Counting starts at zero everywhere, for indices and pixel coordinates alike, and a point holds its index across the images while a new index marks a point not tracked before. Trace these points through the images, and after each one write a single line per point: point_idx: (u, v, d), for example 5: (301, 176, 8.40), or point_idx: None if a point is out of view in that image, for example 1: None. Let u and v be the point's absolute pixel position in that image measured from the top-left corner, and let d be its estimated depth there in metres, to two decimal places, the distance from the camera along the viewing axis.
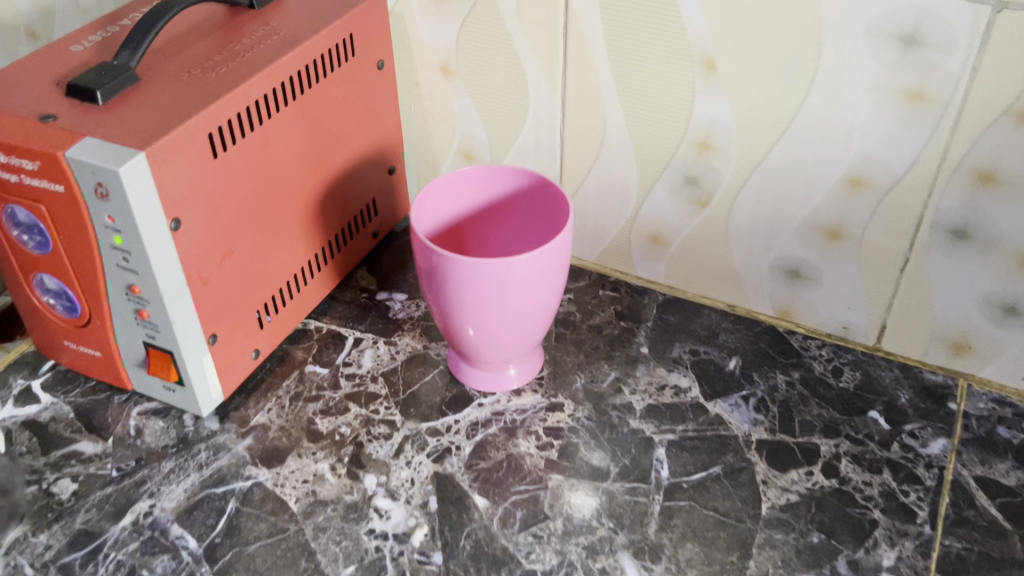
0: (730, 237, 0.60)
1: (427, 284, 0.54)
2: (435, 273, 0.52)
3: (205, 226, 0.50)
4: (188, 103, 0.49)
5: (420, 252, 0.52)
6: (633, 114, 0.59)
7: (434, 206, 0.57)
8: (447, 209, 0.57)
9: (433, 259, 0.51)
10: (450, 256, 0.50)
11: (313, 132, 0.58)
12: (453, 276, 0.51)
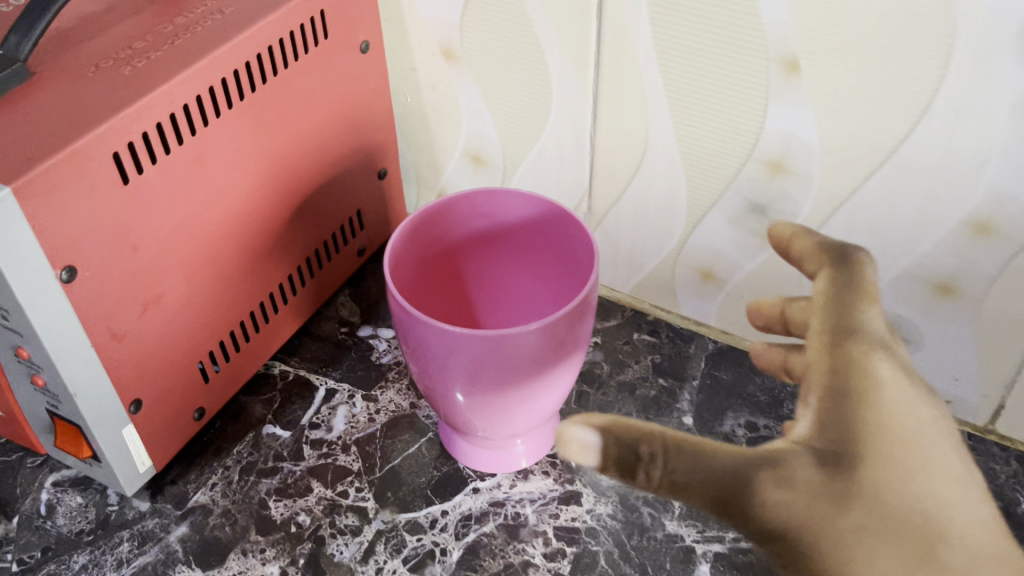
0: (804, 282, 0.47)
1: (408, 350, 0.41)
2: (416, 338, 0.39)
3: (115, 271, 0.39)
4: (86, 110, 0.37)
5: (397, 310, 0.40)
6: (685, 123, 0.45)
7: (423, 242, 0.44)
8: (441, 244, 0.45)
9: (413, 324, 0.38)
10: (432, 323, 0.37)
11: (272, 138, 0.45)
12: (438, 345, 0.38)
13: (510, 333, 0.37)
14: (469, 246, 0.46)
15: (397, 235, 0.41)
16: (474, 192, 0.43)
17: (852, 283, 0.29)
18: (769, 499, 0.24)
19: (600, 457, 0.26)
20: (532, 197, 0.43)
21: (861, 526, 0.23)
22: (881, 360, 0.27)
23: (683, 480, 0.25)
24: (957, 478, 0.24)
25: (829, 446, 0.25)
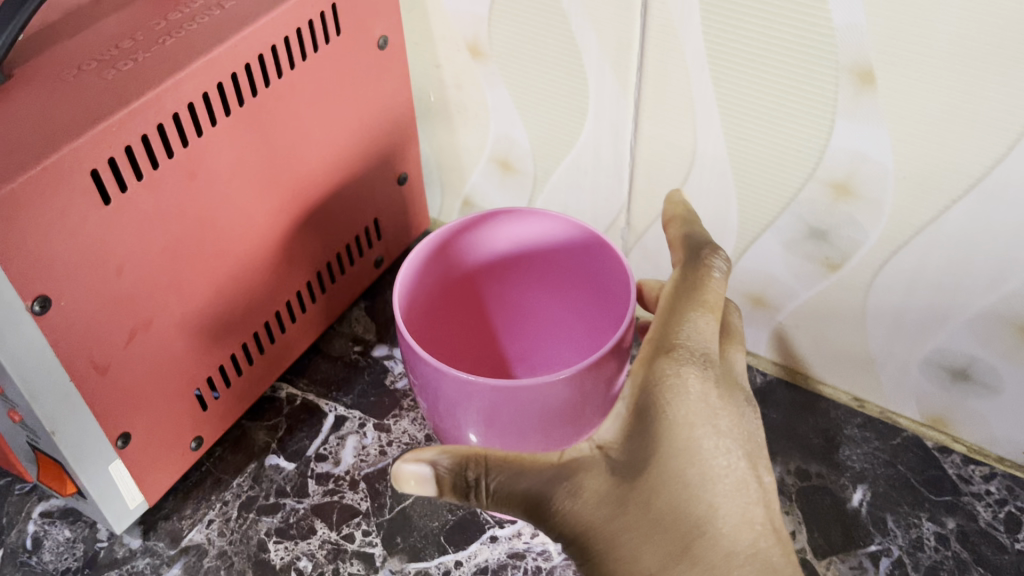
0: (867, 315, 0.42)
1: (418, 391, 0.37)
2: (427, 381, 0.34)
3: (95, 299, 0.35)
4: (63, 121, 0.33)
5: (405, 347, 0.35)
6: (738, 136, 0.40)
7: (439, 265, 0.39)
8: (459, 267, 0.40)
9: (421, 368, 0.34)
10: (441, 367, 0.33)
11: (277, 147, 0.41)
12: (452, 390, 0.33)
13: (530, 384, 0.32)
14: (489, 270, 0.41)
15: (407, 262, 0.37)
16: (497, 214, 0.39)
17: (687, 293, 0.33)
18: (564, 509, 0.30)
19: (434, 485, 0.30)
20: (564, 221, 0.38)
21: (629, 527, 0.29)
22: (692, 375, 0.31)
23: (501, 495, 0.30)
24: (725, 477, 0.30)
25: (625, 459, 0.30)
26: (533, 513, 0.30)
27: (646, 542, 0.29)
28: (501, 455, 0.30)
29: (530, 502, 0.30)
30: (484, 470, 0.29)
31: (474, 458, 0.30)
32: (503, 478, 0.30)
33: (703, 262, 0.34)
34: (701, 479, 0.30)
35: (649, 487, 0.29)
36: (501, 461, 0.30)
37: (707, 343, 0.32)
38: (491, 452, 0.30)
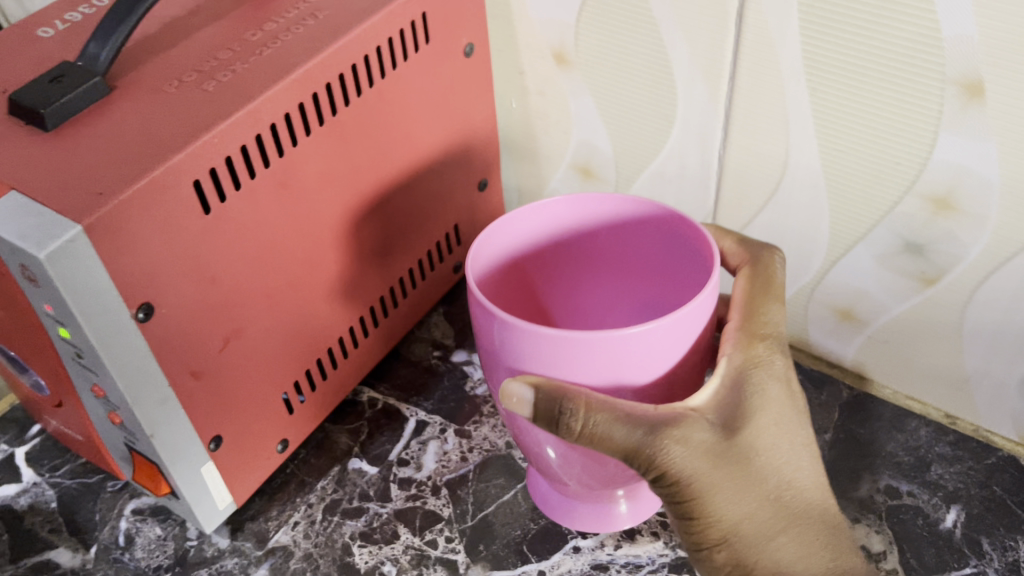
0: (964, 333, 0.41)
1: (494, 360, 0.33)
2: (517, 345, 0.31)
3: (193, 307, 0.36)
4: (167, 132, 0.34)
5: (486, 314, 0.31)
6: (832, 147, 0.39)
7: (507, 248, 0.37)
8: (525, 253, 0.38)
9: (523, 342, 0.31)
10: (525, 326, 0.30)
11: (365, 156, 0.41)
12: (551, 352, 0.30)
13: (645, 331, 0.30)
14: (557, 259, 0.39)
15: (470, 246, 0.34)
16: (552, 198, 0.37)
17: (763, 282, 0.36)
18: (670, 460, 0.31)
19: (535, 411, 0.31)
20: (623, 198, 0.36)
21: (721, 476, 0.32)
22: (770, 353, 0.35)
23: (605, 435, 0.31)
24: (799, 446, 0.35)
25: (721, 421, 0.32)
26: (629, 458, 0.32)
27: (744, 497, 0.33)
28: (613, 400, 0.31)
29: (633, 449, 0.31)
30: (597, 413, 0.30)
31: (590, 399, 0.30)
32: (616, 424, 0.30)
33: (769, 253, 0.37)
34: (786, 443, 0.34)
35: (744, 446, 0.33)
36: (614, 406, 0.30)
37: (783, 329, 0.36)
38: (598, 395, 0.31)
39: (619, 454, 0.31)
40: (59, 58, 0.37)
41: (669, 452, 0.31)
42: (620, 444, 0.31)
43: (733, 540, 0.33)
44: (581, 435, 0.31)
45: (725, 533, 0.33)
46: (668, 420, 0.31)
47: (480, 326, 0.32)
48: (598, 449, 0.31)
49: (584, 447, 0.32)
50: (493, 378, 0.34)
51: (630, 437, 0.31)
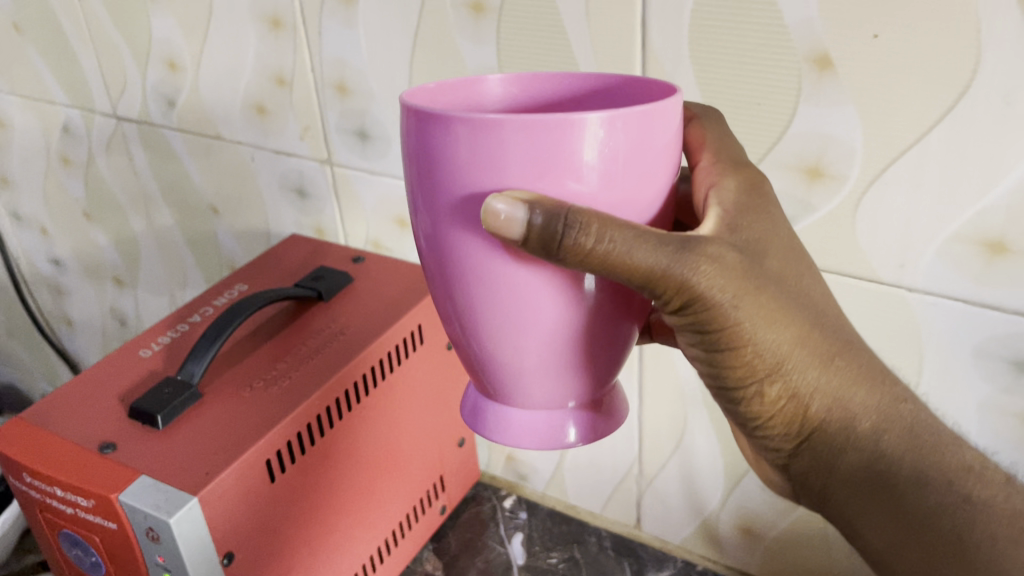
0: (832, 539, 0.56)
1: (444, 196, 0.27)
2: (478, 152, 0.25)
3: (261, 552, 0.48)
4: (247, 425, 0.48)
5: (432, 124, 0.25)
6: (714, 409, 0.56)
7: None
8: None
9: (509, 144, 0.25)
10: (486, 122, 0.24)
11: (378, 427, 0.56)
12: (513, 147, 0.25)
13: (642, 118, 0.26)
14: None
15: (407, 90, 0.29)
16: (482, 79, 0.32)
17: (718, 128, 0.38)
18: (700, 283, 0.29)
19: (527, 229, 0.25)
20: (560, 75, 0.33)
21: (754, 300, 0.31)
22: (745, 190, 0.34)
23: (620, 254, 0.26)
24: (814, 277, 0.34)
25: (740, 243, 0.31)
26: (652, 287, 0.29)
27: (774, 321, 0.32)
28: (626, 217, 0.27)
29: (657, 276, 0.28)
30: (613, 230, 0.26)
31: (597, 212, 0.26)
32: (636, 243, 0.27)
33: (714, 113, 0.39)
34: (791, 264, 0.33)
35: (771, 268, 0.32)
36: (632, 225, 0.27)
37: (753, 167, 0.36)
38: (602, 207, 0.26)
39: (639, 280, 0.28)
40: (164, 375, 0.52)
41: (700, 273, 0.29)
42: (647, 277, 0.28)
43: (764, 371, 0.33)
44: (599, 251, 0.26)
45: (765, 362, 0.33)
46: (695, 240, 0.29)
47: (437, 146, 0.26)
48: (615, 277, 0.27)
49: (596, 270, 0.27)
50: (452, 224, 0.27)
51: (655, 261, 0.27)
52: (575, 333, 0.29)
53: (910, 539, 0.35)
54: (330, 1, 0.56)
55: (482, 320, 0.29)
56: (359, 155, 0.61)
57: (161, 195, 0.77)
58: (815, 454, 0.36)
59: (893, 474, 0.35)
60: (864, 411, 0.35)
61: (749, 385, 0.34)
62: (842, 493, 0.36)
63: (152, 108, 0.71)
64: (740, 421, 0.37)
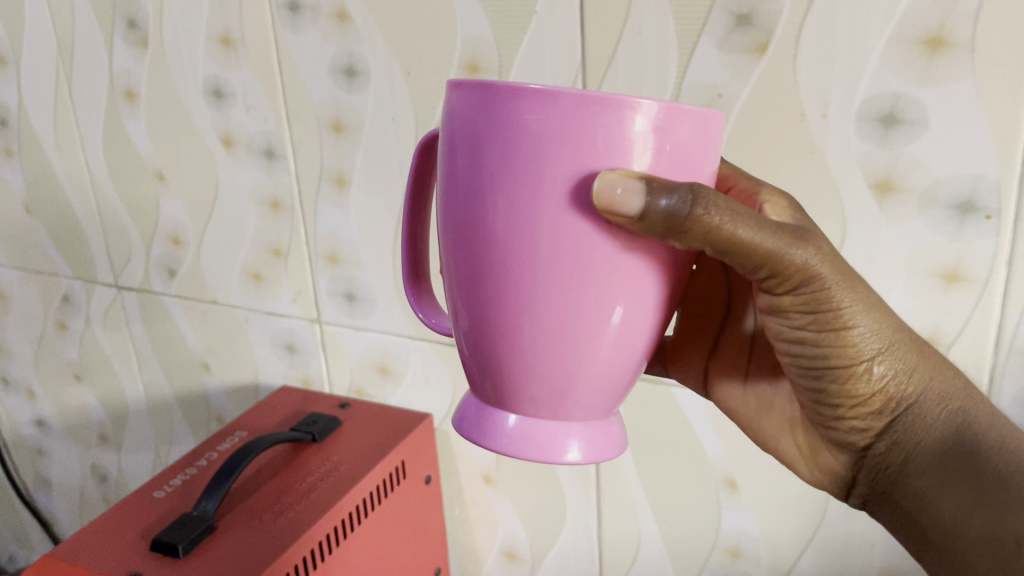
0: None
1: (512, 180, 0.31)
2: (555, 135, 0.30)
3: None
4: (260, 551, 0.54)
5: (512, 109, 0.30)
6: (664, 525, 0.65)
7: None
8: None
9: (584, 127, 0.30)
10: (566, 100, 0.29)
11: (368, 556, 0.62)
12: (586, 130, 0.30)
13: (697, 116, 0.31)
14: None
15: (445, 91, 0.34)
16: None
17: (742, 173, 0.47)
18: (827, 264, 0.37)
19: (639, 196, 0.30)
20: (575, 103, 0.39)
21: (856, 287, 0.39)
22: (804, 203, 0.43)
23: (738, 234, 0.33)
24: None
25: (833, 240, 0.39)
26: (785, 266, 0.35)
27: (872, 305, 0.40)
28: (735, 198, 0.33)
29: (790, 255, 0.35)
30: (735, 211, 0.32)
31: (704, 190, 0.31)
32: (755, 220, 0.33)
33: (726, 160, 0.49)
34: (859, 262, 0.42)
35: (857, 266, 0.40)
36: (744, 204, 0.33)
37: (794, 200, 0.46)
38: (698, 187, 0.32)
39: (769, 260, 0.35)
40: (181, 511, 0.58)
41: (823, 259, 0.37)
42: (774, 256, 0.34)
43: (868, 355, 0.41)
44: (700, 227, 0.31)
45: (866, 340, 0.40)
46: (808, 232, 0.37)
47: (521, 128, 0.30)
48: (729, 256, 0.34)
49: (701, 246, 0.32)
50: (518, 213, 0.31)
51: (791, 238, 0.35)
52: (611, 328, 0.34)
53: (980, 498, 0.41)
54: (326, 186, 0.67)
55: (526, 314, 0.33)
56: (346, 313, 0.71)
57: (155, 355, 0.84)
58: (906, 430, 0.44)
59: (973, 443, 0.43)
60: (944, 389, 0.43)
61: (857, 367, 0.42)
62: (925, 465, 0.44)
63: (153, 277, 0.80)
64: (829, 405, 0.44)
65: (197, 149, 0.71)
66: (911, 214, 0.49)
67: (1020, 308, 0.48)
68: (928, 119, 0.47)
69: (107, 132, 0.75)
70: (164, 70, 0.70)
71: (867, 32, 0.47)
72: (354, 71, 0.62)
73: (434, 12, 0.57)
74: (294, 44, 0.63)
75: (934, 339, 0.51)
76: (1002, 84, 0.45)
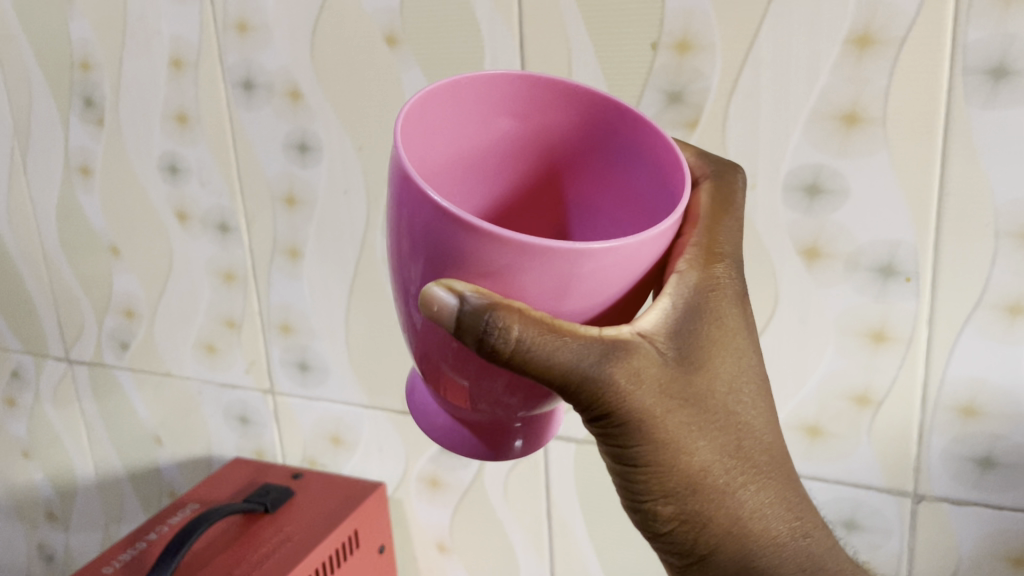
0: None
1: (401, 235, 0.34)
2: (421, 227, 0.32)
3: None
4: None
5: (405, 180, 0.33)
6: None
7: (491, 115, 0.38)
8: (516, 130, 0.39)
9: (439, 236, 0.32)
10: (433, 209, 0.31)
11: None
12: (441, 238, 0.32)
13: (603, 249, 0.31)
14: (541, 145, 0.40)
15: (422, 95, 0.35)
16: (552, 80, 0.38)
17: (725, 196, 0.43)
18: (640, 392, 0.35)
19: (449, 312, 0.32)
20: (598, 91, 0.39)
21: (663, 413, 0.37)
22: (732, 286, 0.40)
23: (533, 351, 0.33)
24: (745, 390, 0.40)
25: (669, 353, 0.36)
26: (577, 384, 0.35)
27: (691, 435, 0.38)
28: (547, 315, 0.33)
29: (593, 377, 0.34)
30: (534, 332, 0.32)
31: (510, 311, 0.32)
32: (564, 344, 0.33)
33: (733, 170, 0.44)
34: (731, 382, 0.39)
35: (692, 386, 0.37)
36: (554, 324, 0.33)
37: (733, 247, 0.41)
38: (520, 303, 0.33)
39: (566, 377, 0.34)
40: None
41: (638, 386, 0.35)
42: (566, 377, 0.34)
43: (678, 490, 0.39)
44: (500, 343, 0.32)
45: (680, 471, 0.38)
46: (623, 351, 0.34)
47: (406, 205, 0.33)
48: (527, 368, 0.34)
49: (500, 359, 0.33)
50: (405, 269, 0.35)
51: (599, 362, 0.34)
52: (481, 383, 0.37)
53: None
54: (279, 258, 0.68)
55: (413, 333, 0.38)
56: (299, 383, 0.72)
57: (106, 430, 0.84)
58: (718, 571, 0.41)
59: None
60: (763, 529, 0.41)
61: (661, 500, 0.39)
62: None
63: (104, 351, 0.80)
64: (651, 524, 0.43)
65: (151, 223, 0.72)
66: (838, 278, 0.52)
67: (943, 365, 0.51)
68: (848, 189, 0.50)
69: (61, 209, 0.76)
70: (120, 147, 0.71)
71: (789, 109, 0.50)
72: (307, 147, 0.64)
73: (383, 90, 0.60)
74: (249, 121, 0.65)
75: (865, 396, 0.53)
76: (914, 156, 0.48)
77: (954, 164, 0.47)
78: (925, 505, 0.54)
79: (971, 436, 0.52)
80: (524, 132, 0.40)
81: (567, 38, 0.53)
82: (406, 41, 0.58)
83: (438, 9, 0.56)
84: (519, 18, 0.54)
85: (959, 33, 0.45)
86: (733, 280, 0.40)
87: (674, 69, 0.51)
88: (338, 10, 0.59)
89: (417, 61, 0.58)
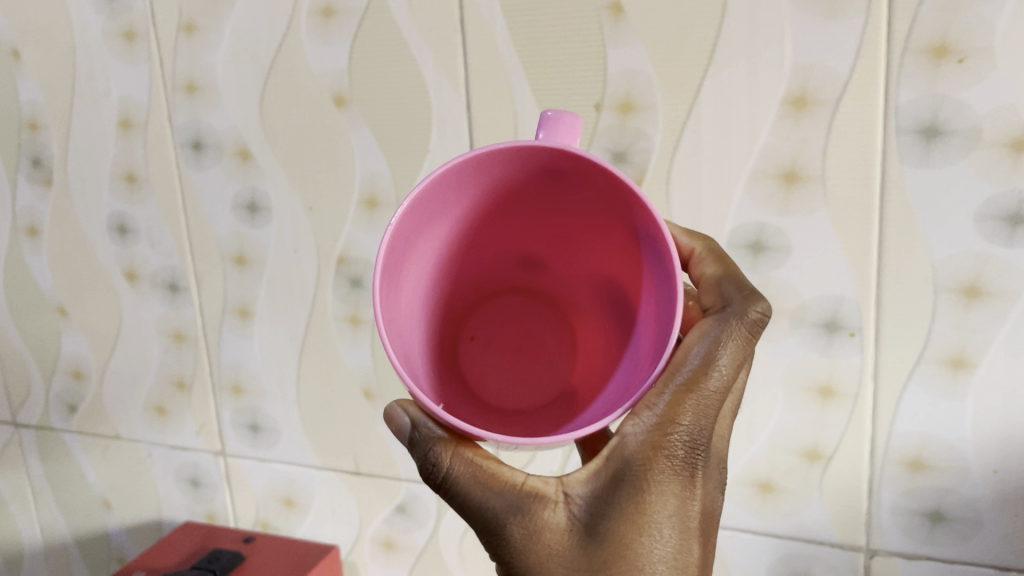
0: None
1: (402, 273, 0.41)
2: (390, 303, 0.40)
3: None
4: None
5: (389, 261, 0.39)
6: None
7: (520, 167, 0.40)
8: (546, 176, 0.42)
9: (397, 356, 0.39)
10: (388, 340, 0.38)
11: None
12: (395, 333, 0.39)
13: (499, 440, 0.37)
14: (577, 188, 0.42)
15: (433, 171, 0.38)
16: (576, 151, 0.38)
17: (714, 334, 0.39)
18: (534, 553, 0.38)
19: (398, 430, 0.42)
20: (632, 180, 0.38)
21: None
22: (677, 462, 0.38)
23: (452, 482, 0.39)
24: None
25: (576, 519, 0.38)
26: (486, 525, 0.39)
27: None
28: (485, 459, 0.40)
29: (499, 525, 0.39)
30: (458, 465, 0.39)
31: (448, 447, 0.39)
32: (482, 487, 0.39)
33: (751, 302, 0.40)
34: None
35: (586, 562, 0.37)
36: (480, 468, 0.39)
37: (700, 415, 0.38)
38: (465, 445, 0.40)
39: (478, 515, 0.39)
40: None
41: (534, 545, 0.38)
42: (477, 516, 0.39)
43: None
44: (435, 474, 0.40)
45: None
46: (528, 504, 0.38)
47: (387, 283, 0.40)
48: (454, 500, 0.40)
49: (438, 489, 0.40)
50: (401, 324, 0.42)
51: (507, 511, 0.39)
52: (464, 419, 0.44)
53: None
54: (229, 318, 0.67)
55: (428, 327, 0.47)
56: (251, 445, 0.70)
57: (53, 496, 0.81)
58: None
59: None
60: None
61: None
62: None
63: (52, 415, 0.78)
64: None
65: (100, 283, 0.71)
66: (783, 334, 0.52)
67: (890, 420, 0.51)
68: (791, 246, 0.50)
69: (8, 269, 0.75)
70: (68, 206, 0.70)
71: (729, 169, 0.50)
72: (256, 207, 0.64)
73: (332, 150, 0.60)
74: (198, 181, 0.65)
75: (814, 452, 0.54)
76: (853, 214, 0.49)
77: (892, 220, 0.48)
78: (878, 560, 0.54)
79: (920, 491, 0.52)
80: (562, 181, 0.42)
81: (513, 98, 0.54)
82: (354, 102, 0.58)
83: (385, 69, 0.57)
84: (465, 80, 0.54)
85: (891, 94, 0.46)
86: (683, 451, 0.38)
87: (618, 130, 0.52)
88: (287, 71, 0.59)
89: (365, 121, 0.58)
